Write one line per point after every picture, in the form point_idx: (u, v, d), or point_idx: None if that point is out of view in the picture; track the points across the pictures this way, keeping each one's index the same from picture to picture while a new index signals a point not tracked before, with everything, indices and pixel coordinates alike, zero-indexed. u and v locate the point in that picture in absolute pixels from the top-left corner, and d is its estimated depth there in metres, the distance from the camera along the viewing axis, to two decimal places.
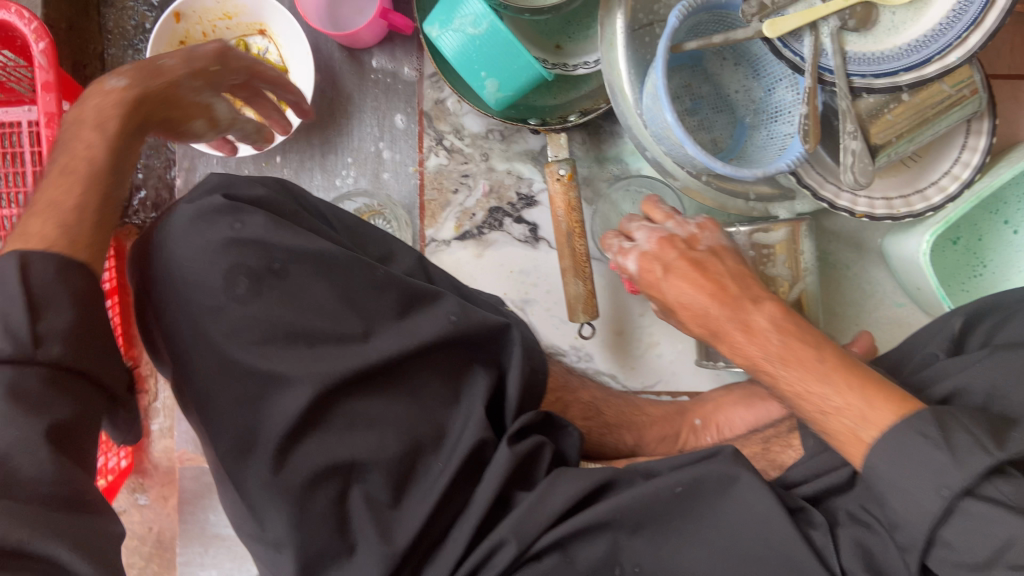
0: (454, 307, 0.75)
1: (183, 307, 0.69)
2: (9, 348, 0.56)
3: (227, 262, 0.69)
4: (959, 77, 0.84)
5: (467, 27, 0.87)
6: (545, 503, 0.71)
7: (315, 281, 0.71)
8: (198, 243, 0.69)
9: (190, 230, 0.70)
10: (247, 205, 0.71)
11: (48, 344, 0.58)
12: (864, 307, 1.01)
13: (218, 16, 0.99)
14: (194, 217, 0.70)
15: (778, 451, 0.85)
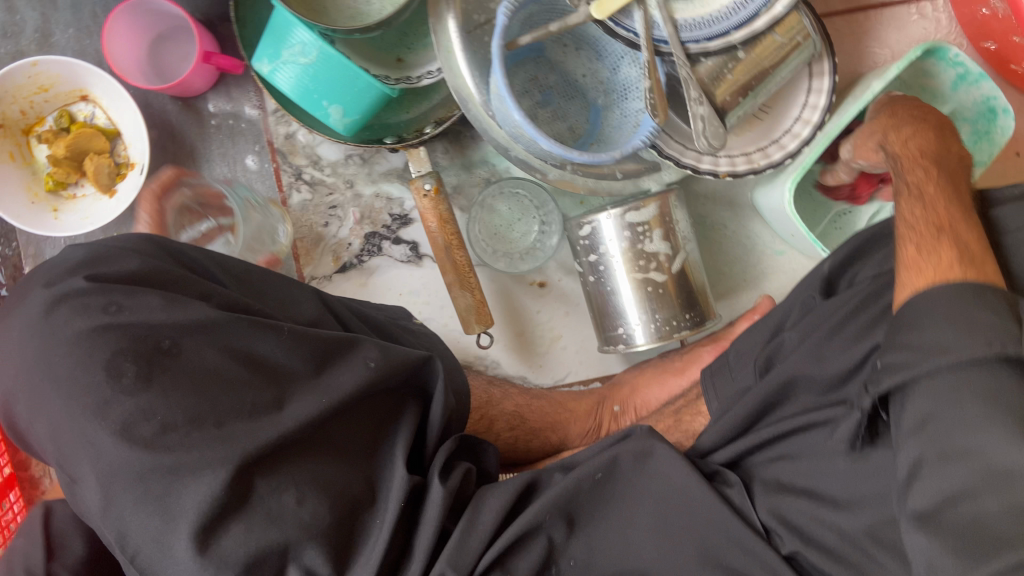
0: (373, 353, 0.70)
1: (57, 408, 0.59)
2: None
3: (104, 351, 0.59)
4: (791, 26, 0.85)
5: (298, 56, 0.83)
6: (474, 528, 0.68)
7: (209, 351, 0.62)
8: (62, 331, 0.60)
9: (50, 321, 0.61)
10: (120, 286, 0.63)
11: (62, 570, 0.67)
12: (748, 260, 1.03)
13: (33, 90, 0.92)
14: (58, 306, 0.61)
15: (689, 419, 0.85)
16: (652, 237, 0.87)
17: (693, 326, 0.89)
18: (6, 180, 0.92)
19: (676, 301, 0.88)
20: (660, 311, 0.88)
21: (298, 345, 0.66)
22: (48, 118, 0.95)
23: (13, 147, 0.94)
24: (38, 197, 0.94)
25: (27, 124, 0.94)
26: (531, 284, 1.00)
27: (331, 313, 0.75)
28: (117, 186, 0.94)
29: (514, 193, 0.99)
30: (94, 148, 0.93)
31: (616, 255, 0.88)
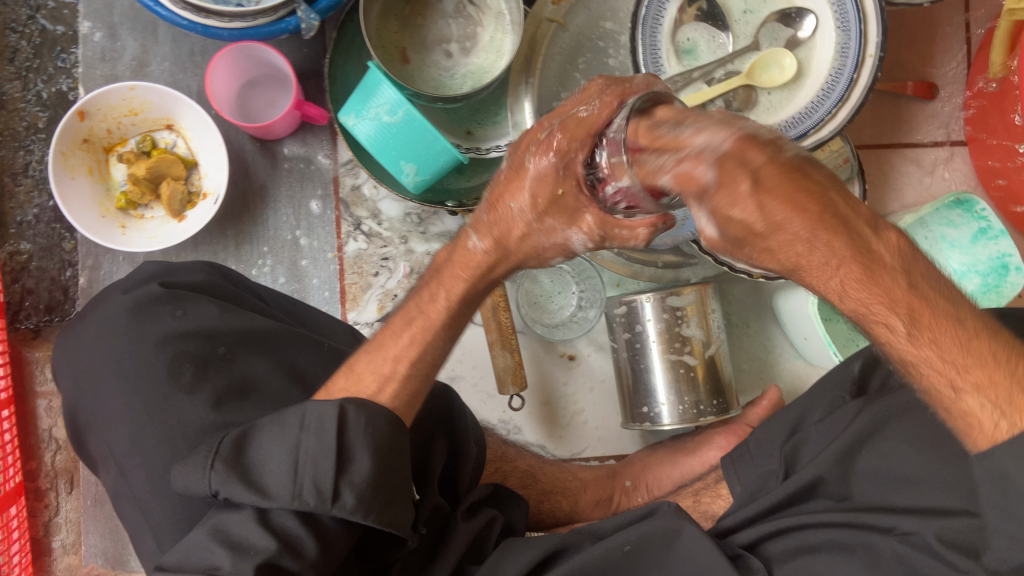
0: None
1: (121, 404, 0.66)
2: (311, 500, 0.56)
3: (168, 354, 0.66)
4: (833, 149, 0.95)
5: (383, 115, 0.91)
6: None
7: (260, 362, 0.68)
8: (137, 331, 0.67)
9: (130, 323, 0.68)
10: (183, 292, 0.71)
11: (347, 491, 0.56)
12: (767, 361, 1.08)
13: (123, 113, 0.97)
14: (132, 308, 0.69)
15: (708, 501, 0.87)
16: (688, 322, 0.93)
17: (718, 412, 0.94)
18: (83, 193, 0.96)
19: (705, 387, 0.94)
20: (686, 394, 0.93)
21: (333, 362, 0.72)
22: (130, 141, 1.00)
23: (94, 163, 0.98)
24: (108, 212, 0.98)
25: (109, 143, 0.99)
26: (561, 355, 1.05)
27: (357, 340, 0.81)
28: (186, 213, 0.99)
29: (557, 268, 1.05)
30: (172, 173, 0.98)
31: (652, 336, 0.93)
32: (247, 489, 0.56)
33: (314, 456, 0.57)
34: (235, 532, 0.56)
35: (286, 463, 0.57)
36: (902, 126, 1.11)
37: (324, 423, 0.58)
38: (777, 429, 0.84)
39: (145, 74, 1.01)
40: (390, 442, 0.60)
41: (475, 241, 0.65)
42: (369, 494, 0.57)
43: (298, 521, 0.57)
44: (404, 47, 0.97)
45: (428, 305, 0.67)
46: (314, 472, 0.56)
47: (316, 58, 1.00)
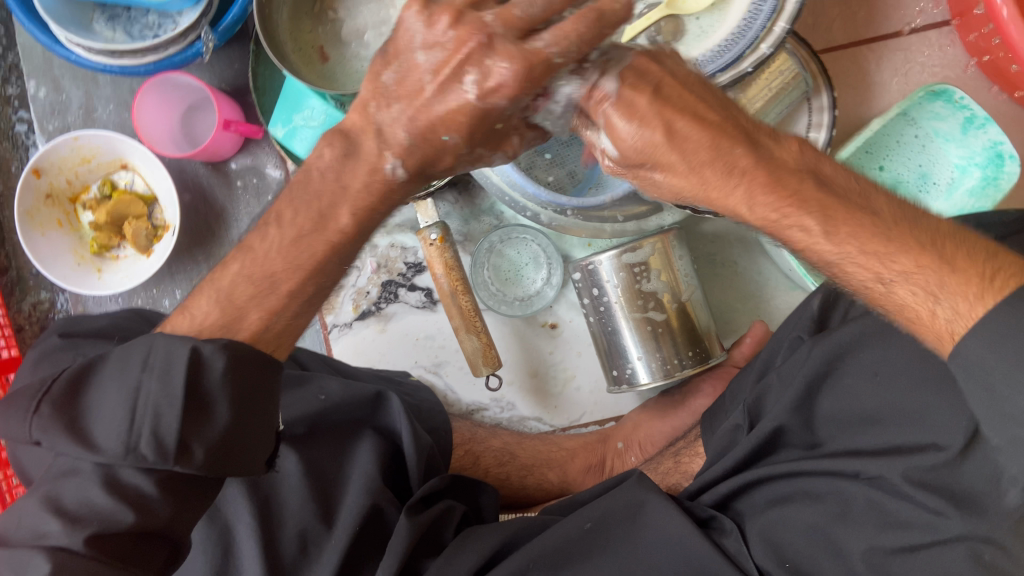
0: (326, 385, 0.76)
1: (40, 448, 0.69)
2: (150, 453, 0.53)
3: None
4: (779, 66, 0.88)
5: (308, 122, 0.90)
6: (451, 566, 0.74)
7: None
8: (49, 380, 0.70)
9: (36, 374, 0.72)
10: (84, 338, 0.74)
11: (197, 445, 0.54)
12: (761, 296, 1.02)
13: (77, 162, 1.00)
14: (37, 363, 0.73)
15: (688, 460, 0.84)
16: (649, 276, 0.89)
17: (696, 363, 0.90)
18: (57, 246, 1.00)
19: (681, 338, 0.90)
20: (661, 350, 0.90)
21: None
22: (92, 187, 1.03)
23: (63, 216, 1.02)
24: (84, 259, 1.02)
25: (73, 193, 1.03)
26: (543, 325, 1.03)
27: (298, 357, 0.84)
28: (154, 247, 1.01)
29: (522, 239, 1.02)
30: (133, 213, 1.01)
31: (616, 297, 0.90)
32: (75, 442, 0.54)
33: (156, 403, 0.53)
34: (70, 498, 0.54)
35: (123, 415, 0.54)
36: (877, 16, 1.00)
37: (171, 363, 0.54)
38: (748, 378, 0.80)
39: (95, 120, 1.04)
40: (253, 385, 0.57)
41: (396, 167, 0.56)
42: (220, 446, 0.55)
43: (142, 474, 0.54)
44: (321, 45, 0.96)
45: (329, 228, 0.58)
46: (155, 422, 0.53)
47: (246, 73, 1.00)
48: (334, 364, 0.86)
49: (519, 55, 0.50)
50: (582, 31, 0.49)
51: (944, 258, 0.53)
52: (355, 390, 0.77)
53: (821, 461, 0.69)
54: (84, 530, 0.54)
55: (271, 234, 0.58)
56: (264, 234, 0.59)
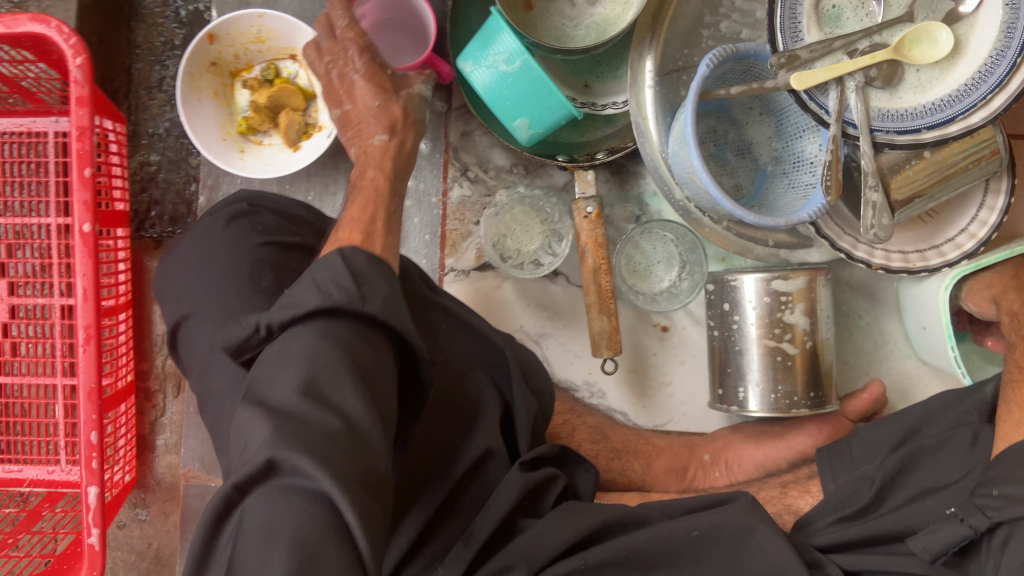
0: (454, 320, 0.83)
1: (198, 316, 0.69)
2: (338, 297, 0.54)
3: (253, 261, 0.72)
4: (981, 138, 0.87)
5: (501, 64, 0.87)
6: (548, 535, 0.72)
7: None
8: (230, 238, 0.74)
9: (218, 230, 0.75)
10: (267, 213, 0.77)
11: (373, 297, 0.56)
12: (874, 356, 1.03)
13: (251, 40, 0.99)
14: (218, 227, 0.75)
15: (795, 496, 0.84)
16: (793, 309, 0.88)
17: (813, 406, 0.89)
18: (207, 115, 0.99)
19: (803, 378, 0.89)
20: (781, 383, 0.89)
21: None
22: (255, 67, 1.02)
23: (220, 87, 1.01)
24: (229, 135, 1.01)
25: (236, 68, 1.01)
26: (654, 325, 1.02)
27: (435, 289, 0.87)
28: (301, 143, 1.00)
29: (662, 234, 1.00)
30: (291, 104, 0.99)
31: (751, 319, 0.89)
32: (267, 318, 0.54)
33: (332, 279, 0.56)
34: (284, 377, 0.50)
35: (303, 296, 0.55)
36: None
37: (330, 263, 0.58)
38: (887, 437, 0.79)
39: (276, 3, 1.03)
40: (389, 277, 0.60)
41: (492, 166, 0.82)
42: (389, 303, 0.56)
43: (347, 328, 0.53)
44: None
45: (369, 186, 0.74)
46: (333, 285, 0.55)
47: None
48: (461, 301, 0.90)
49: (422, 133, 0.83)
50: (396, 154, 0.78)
51: None
52: (480, 337, 0.83)
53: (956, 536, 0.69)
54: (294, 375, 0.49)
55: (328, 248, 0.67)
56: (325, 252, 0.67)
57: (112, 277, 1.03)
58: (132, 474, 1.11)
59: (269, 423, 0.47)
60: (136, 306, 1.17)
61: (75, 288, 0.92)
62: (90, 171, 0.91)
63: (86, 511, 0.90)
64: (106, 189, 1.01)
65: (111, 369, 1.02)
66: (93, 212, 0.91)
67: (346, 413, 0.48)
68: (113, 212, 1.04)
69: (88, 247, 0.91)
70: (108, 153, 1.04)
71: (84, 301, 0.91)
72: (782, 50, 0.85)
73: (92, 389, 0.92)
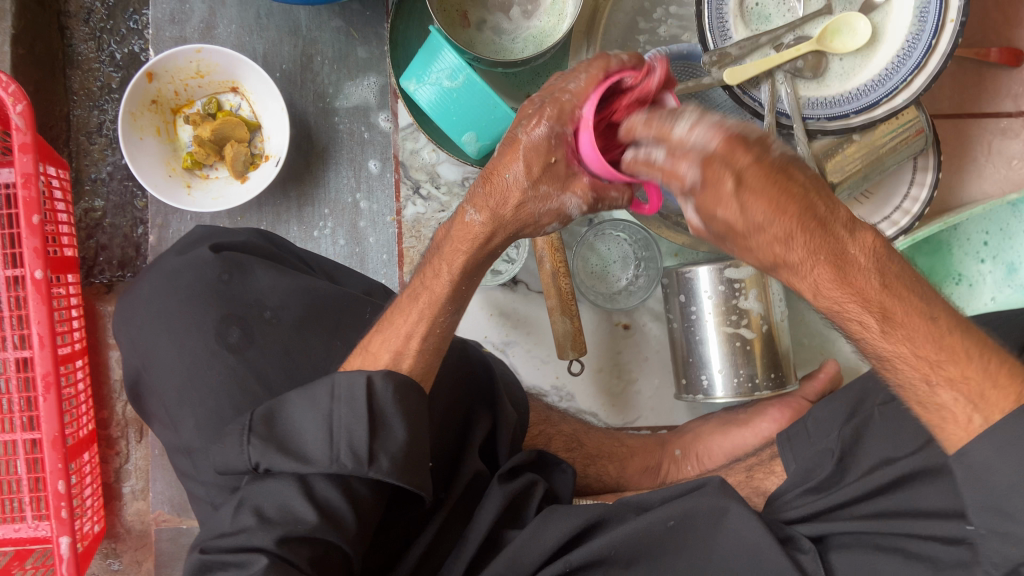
0: None
1: (170, 353, 0.69)
2: (349, 463, 0.58)
3: (218, 312, 0.69)
4: (907, 118, 0.91)
5: (445, 81, 0.90)
6: (539, 537, 0.74)
7: (306, 327, 0.70)
8: (186, 287, 0.70)
9: (174, 278, 0.71)
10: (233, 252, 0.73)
11: (383, 455, 0.59)
12: (828, 336, 1.06)
13: (190, 75, 0.99)
14: (180, 268, 0.71)
15: (760, 478, 0.86)
16: (746, 295, 0.91)
17: (774, 387, 0.92)
18: (151, 152, 0.99)
19: (761, 361, 0.92)
20: (742, 367, 0.92)
21: None
22: (196, 103, 1.02)
23: (162, 124, 1.01)
24: (175, 172, 1.00)
25: (177, 104, 1.01)
26: (616, 325, 1.04)
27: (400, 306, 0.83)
28: (249, 174, 1.01)
29: (615, 235, 1.02)
30: (236, 136, 1.00)
31: (708, 309, 0.92)
32: (290, 460, 0.58)
33: (348, 423, 0.58)
34: (268, 506, 0.58)
35: (321, 430, 0.59)
36: (984, 95, 1.05)
37: (354, 394, 0.59)
38: (840, 409, 0.82)
39: (214, 37, 1.03)
40: (417, 408, 0.62)
41: (473, 216, 0.63)
42: (401, 458, 0.59)
43: (333, 487, 0.58)
44: (465, 11, 0.96)
45: (436, 281, 0.66)
46: (349, 437, 0.58)
47: (378, 22, 1.02)
48: None
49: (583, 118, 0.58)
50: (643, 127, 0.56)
51: (988, 372, 0.59)
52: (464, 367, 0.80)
53: (926, 499, 0.72)
54: (275, 531, 0.56)
55: (429, 286, 0.67)
56: (402, 308, 0.68)
57: (66, 324, 1.01)
58: (100, 523, 1.09)
59: (257, 562, 0.54)
60: (93, 354, 1.15)
61: (31, 337, 0.90)
62: (39, 218, 0.90)
63: (59, 562, 0.89)
64: (55, 235, 1.00)
65: (73, 418, 1.00)
66: (44, 259, 0.90)
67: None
68: (63, 258, 1.03)
69: (41, 294, 0.90)
70: (54, 200, 1.02)
71: (42, 349, 0.90)
72: (714, 49, 0.88)
73: (55, 437, 0.90)
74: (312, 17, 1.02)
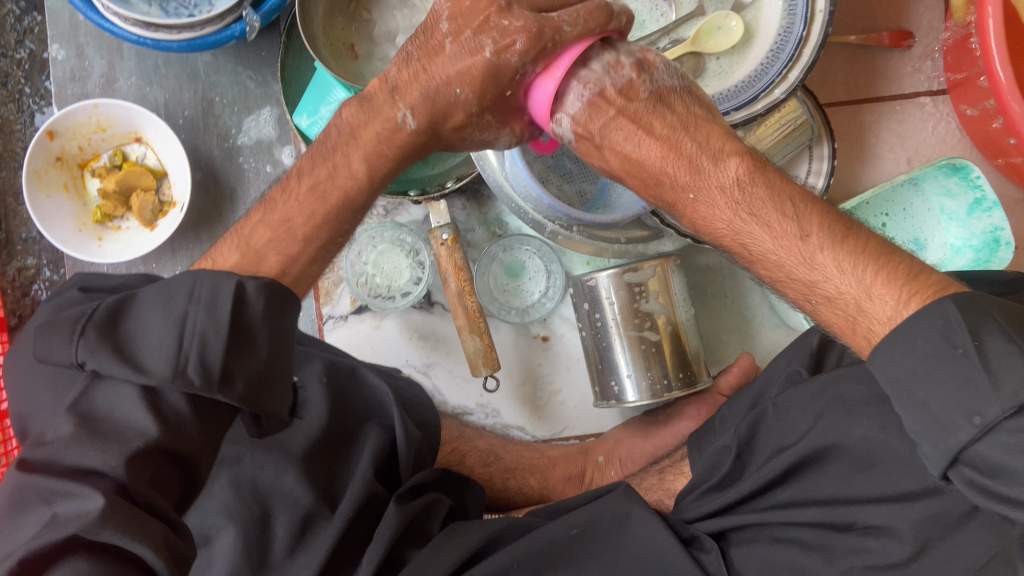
0: (321, 369, 0.79)
1: (39, 400, 0.66)
2: (197, 379, 0.52)
3: None
4: (790, 109, 0.93)
5: (334, 114, 0.91)
6: (436, 557, 0.73)
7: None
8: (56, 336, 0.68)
9: (45, 329, 0.69)
10: (103, 295, 0.72)
11: (239, 376, 0.54)
12: (746, 331, 1.07)
13: (92, 129, 1.01)
14: (53, 315, 0.70)
15: (672, 478, 0.87)
16: (648, 297, 0.92)
17: (685, 386, 0.93)
18: (60, 209, 1.00)
19: (671, 360, 0.93)
20: (651, 369, 0.93)
21: None
22: (103, 156, 1.03)
23: (69, 180, 1.02)
24: (86, 226, 1.02)
25: (83, 159, 1.03)
26: (535, 337, 1.05)
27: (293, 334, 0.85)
28: (158, 221, 1.02)
29: (524, 250, 1.05)
30: (142, 185, 1.01)
31: (613, 314, 0.92)
32: (125, 364, 0.52)
33: (203, 329, 0.53)
34: (101, 406, 0.53)
35: (169, 334, 0.52)
36: (879, 78, 1.06)
37: (216, 295, 0.54)
38: (740, 405, 0.82)
39: (115, 91, 1.05)
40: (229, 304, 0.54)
41: (406, 115, 0.66)
42: (257, 379, 0.55)
43: (184, 399, 0.53)
44: (353, 43, 0.98)
45: (344, 176, 0.67)
46: (201, 345, 0.52)
47: (273, 61, 1.04)
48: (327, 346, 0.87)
49: (534, 21, 0.61)
50: (586, 13, 0.62)
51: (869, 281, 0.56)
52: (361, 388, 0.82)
53: (822, 487, 0.71)
54: (114, 448, 0.51)
55: (294, 185, 0.66)
56: (284, 192, 0.66)
57: None
58: None
59: (93, 501, 0.49)
60: None
61: None
62: None
63: None
64: None
65: None
66: None
67: (160, 525, 0.52)
68: None
69: None
70: None
71: None
72: None
73: None
74: (209, 63, 1.04)
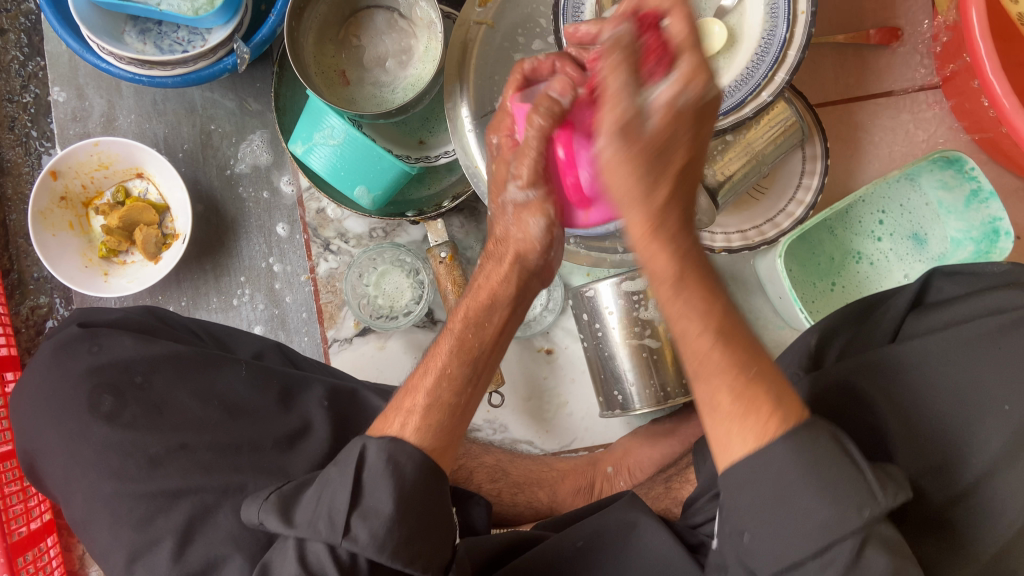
0: (322, 393, 0.81)
1: (53, 432, 0.74)
2: (326, 529, 0.57)
3: (91, 383, 0.75)
4: (781, 112, 0.93)
5: (327, 140, 0.92)
6: None
7: (180, 388, 0.76)
8: (69, 369, 0.76)
9: (56, 363, 0.78)
10: (102, 329, 0.79)
11: (362, 528, 0.56)
12: (750, 334, 1.07)
13: (94, 167, 1.03)
14: (63, 351, 0.78)
15: (678, 486, 0.88)
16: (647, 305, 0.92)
17: (688, 393, 0.93)
18: (66, 247, 1.02)
19: (672, 370, 0.93)
20: (654, 377, 0.93)
21: (258, 374, 0.79)
22: (105, 193, 1.06)
23: (74, 218, 1.04)
24: (91, 262, 1.04)
25: (86, 198, 1.05)
26: (539, 350, 1.05)
27: (294, 358, 0.89)
28: (162, 254, 1.04)
29: None
30: (144, 220, 1.03)
31: (613, 324, 0.93)
32: (280, 521, 0.59)
33: (334, 489, 0.58)
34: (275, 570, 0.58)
35: (312, 497, 0.59)
36: (868, 76, 1.06)
37: (350, 458, 0.60)
38: None
39: (115, 129, 1.08)
40: (417, 478, 0.59)
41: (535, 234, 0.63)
42: (383, 530, 0.56)
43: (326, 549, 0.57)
44: (343, 69, 1.00)
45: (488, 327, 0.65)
46: (331, 503, 0.58)
47: (268, 91, 1.06)
48: (326, 370, 0.91)
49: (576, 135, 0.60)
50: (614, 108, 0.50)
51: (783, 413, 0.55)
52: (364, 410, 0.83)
53: None
54: None
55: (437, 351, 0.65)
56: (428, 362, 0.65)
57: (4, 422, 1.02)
58: None
59: None
60: None
61: None
62: None
63: None
64: None
65: (21, 511, 1.03)
66: None
67: None
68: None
69: None
70: None
71: None
72: None
73: None
74: (206, 96, 1.06)
